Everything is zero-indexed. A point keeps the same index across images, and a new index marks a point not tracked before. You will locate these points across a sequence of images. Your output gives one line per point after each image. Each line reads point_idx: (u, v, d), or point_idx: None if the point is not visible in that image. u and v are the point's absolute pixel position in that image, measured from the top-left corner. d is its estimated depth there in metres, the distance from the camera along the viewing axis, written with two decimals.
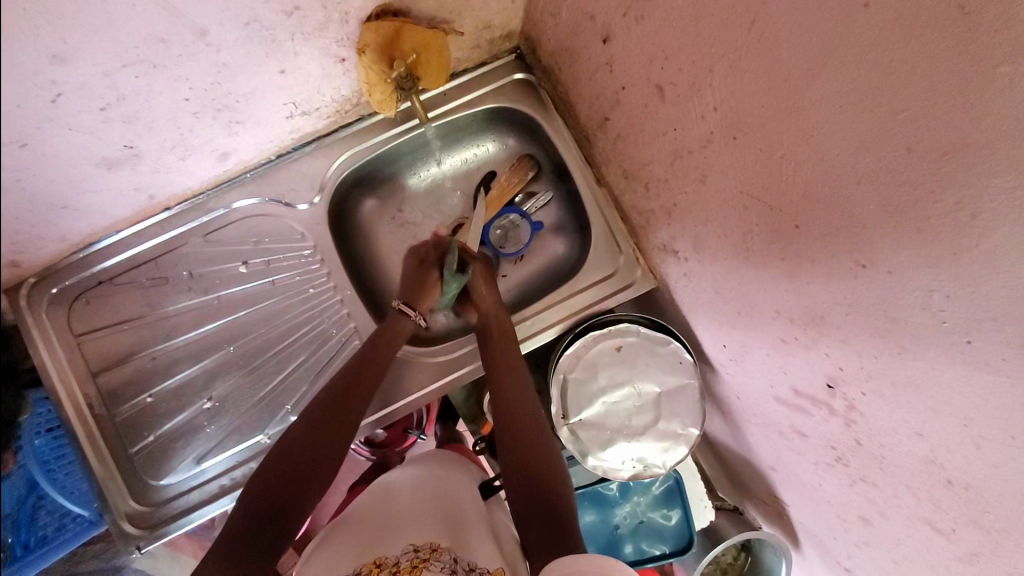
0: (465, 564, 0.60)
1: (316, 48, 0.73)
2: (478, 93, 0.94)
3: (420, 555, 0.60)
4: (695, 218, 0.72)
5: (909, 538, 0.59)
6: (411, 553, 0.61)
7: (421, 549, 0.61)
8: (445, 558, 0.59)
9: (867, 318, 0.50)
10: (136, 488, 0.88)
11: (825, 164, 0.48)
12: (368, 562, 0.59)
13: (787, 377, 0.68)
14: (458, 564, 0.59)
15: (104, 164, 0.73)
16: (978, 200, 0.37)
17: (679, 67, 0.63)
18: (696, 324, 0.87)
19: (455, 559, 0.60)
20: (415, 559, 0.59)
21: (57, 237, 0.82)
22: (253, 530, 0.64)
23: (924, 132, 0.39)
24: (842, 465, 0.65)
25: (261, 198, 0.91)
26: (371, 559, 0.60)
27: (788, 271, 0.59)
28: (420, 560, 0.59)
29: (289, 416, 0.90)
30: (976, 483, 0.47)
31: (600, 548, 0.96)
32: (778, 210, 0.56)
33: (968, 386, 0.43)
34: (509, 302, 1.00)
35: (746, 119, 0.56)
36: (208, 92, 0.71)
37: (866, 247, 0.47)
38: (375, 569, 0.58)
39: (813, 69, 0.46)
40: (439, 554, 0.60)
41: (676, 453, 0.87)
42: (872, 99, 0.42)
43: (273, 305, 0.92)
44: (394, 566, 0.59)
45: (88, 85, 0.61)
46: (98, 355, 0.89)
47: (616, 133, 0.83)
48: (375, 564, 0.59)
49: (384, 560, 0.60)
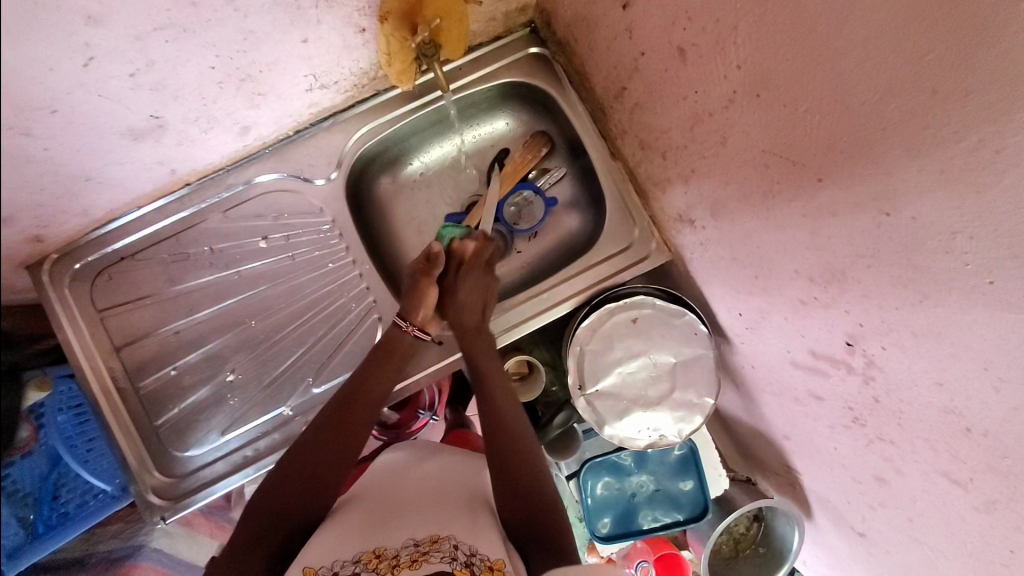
0: (466, 550, 0.61)
1: (338, 17, 0.74)
2: (493, 67, 0.94)
3: (420, 548, 0.61)
4: (713, 183, 0.73)
5: (927, 493, 0.60)
6: (411, 547, 0.62)
7: (421, 542, 0.62)
8: (445, 548, 0.61)
9: (890, 271, 0.51)
10: (161, 460, 0.89)
11: (851, 113, 0.49)
12: (368, 552, 0.62)
13: (804, 340, 0.69)
14: (459, 551, 0.61)
15: (130, 135, 0.74)
16: (1003, 136, 0.38)
17: (702, 27, 0.63)
18: (711, 295, 0.88)
19: (456, 546, 0.62)
20: (416, 552, 0.61)
21: (81, 211, 0.83)
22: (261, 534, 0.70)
23: (951, 72, 0.40)
24: (859, 425, 0.66)
25: (280, 173, 0.92)
26: (371, 549, 0.62)
27: (809, 230, 0.59)
28: (420, 553, 0.61)
29: (311, 388, 0.92)
30: (995, 429, 0.48)
31: (617, 516, 0.98)
32: (802, 166, 0.57)
33: (990, 328, 0.44)
34: (524, 278, 1.02)
35: (770, 74, 0.56)
36: (233, 61, 0.72)
37: (891, 194, 0.48)
38: (375, 560, 0.61)
39: (840, 18, 0.47)
40: (438, 545, 0.62)
41: (691, 422, 0.88)
42: (903, 40, 0.42)
43: (293, 280, 0.93)
44: (393, 559, 0.61)
45: (119, 50, 0.62)
46: (121, 329, 0.90)
47: (634, 102, 0.83)
48: (375, 555, 0.61)
49: (383, 552, 0.62)
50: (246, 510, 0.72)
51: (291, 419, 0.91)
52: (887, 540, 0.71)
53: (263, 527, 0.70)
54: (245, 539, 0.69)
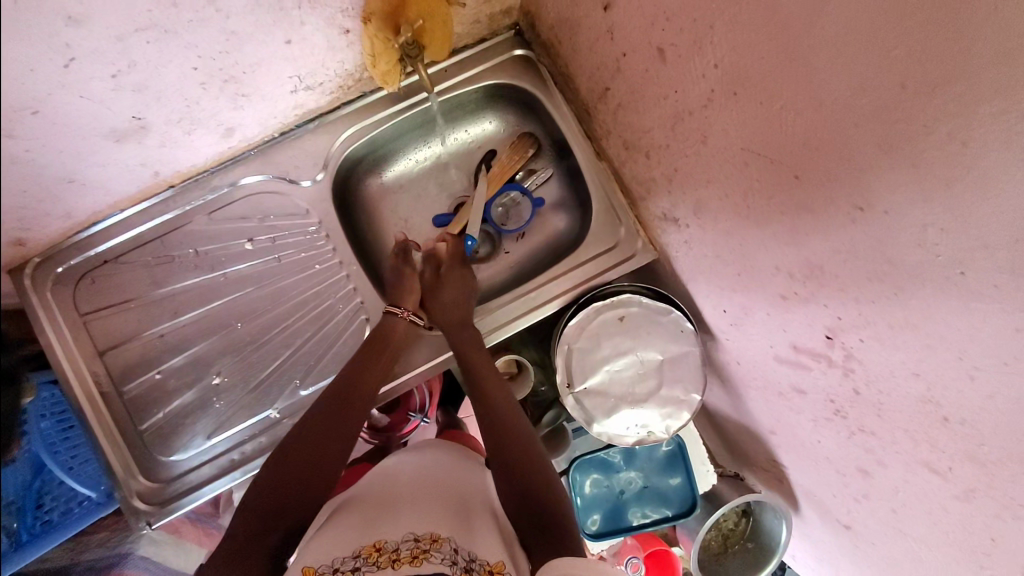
0: (466, 555, 0.60)
1: (322, 17, 0.74)
2: (479, 70, 0.95)
3: (421, 545, 0.60)
4: (695, 182, 0.75)
5: (908, 483, 0.61)
6: (411, 541, 0.61)
7: (421, 538, 0.61)
8: (445, 548, 0.60)
9: (866, 264, 0.53)
10: (146, 465, 0.88)
11: (824, 110, 0.50)
12: (368, 545, 0.60)
13: (787, 335, 0.71)
14: (458, 555, 0.59)
15: (113, 136, 0.73)
16: (968, 129, 0.40)
17: (680, 28, 0.64)
18: (696, 292, 0.89)
19: (456, 550, 0.60)
20: (416, 549, 0.59)
21: (63, 214, 0.82)
22: (256, 532, 0.66)
23: (916, 68, 0.41)
24: (841, 418, 0.67)
25: (266, 174, 0.91)
26: (372, 542, 0.60)
27: (788, 226, 0.61)
28: (420, 550, 0.59)
29: (299, 390, 0.91)
30: (971, 418, 0.49)
31: (606, 512, 0.98)
32: (780, 162, 0.58)
33: (963, 319, 0.46)
34: (512, 278, 1.02)
35: (747, 73, 0.58)
36: (217, 61, 0.72)
37: (865, 190, 0.49)
38: (375, 553, 0.59)
39: (810, 17, 0.48)
40: (439, 544, 0.60)
41: (678, 418, 0.89)
42: (869, 38, 0.44)
43: (280, 282, 0.93)
44: (394, 553, 0.59)
45: (100, 50, 0.62)
46: (104, 334, 0.89)
47: (617, 102, 0.85)
48: (375, 548, 0.59)
49: (384, 545, 0.60)
50: (237, 514, 0.69)
51: (279, 421, 0.90)
52: (872, 532, 0.72)
53: (258, 523, 0.67)
54: (241, 535, 0.66)
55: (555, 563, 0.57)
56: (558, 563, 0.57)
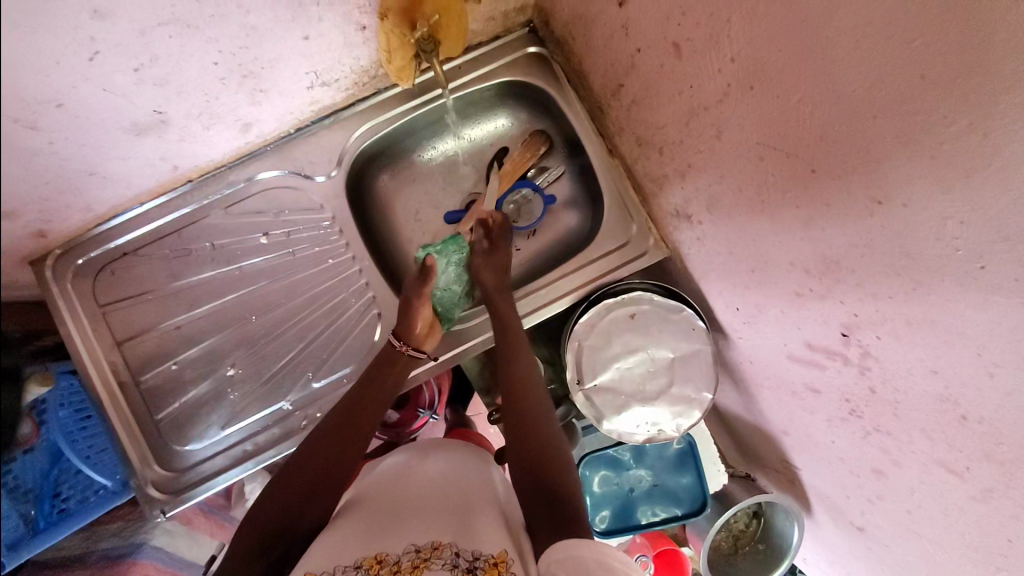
0: (468, 556, 0.59)
1: (339, 14, 0.75)
2: (492, 66, 0.96)
3: (422, 555, 0.60)
4: (709, 178, 0.74)
5: (924, 484, 0.60)
6: (413, 552, 0.60)
7: (422, 548, 0.61)
8: (446, 555, 0.59)
9: (883, 259, 0.52)
10: (162, 454, 0.90)
11: (842, 102, 0.50)
12: (369, 557, 0.60)
13: (801, 333, 0.70)
14: (460, 558, 0.59)
15: (134, 130, 0.75)
16: (990, 119, 0.39)
17: (697, 23, 0.64)
18: (709, 290, 0.89)
19: (457, 553, 0.60)
20: (417, 559, 0.59)
21: (85, 206, 0.83)
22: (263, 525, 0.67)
23: (937, 58, 0.41)
24: (857, 417, 0.66)
25: (282, 169, 0.93)
26: (372, 554, 0.60)
27: (804, 221, 0.60)
28: (422, 559, 0.59)
29: (311, 382, 0.93)
30: (990, 416, 0.48)
31: (615, 510, 0.98)
32: (796, 156, 0.58)
33: (984, 313, 0.45)
34: (523, 274, 1.02)
35: (763, 67, 0.58)
36: (235, 56, 0.73)
37: (882, 183, 0.49)
38: (376, 565, 0.59)
39: (829, 9, 0.48)
40: (439, 551, 0.60)
41: (689, 417, 0.88)
42: (889, 30, 0.44)
43: (294, 276, 0.94)
44: (395, 565, 0.59)
45: (124, 44, 0.63)
46: (123, 324, 0.91)
47: (631, 99, 0.85)
48: (375, 560, 0.59)
49: (385, 557, 0.60)
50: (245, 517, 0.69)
51: (291, 414, 0.91)
52: (886, 533, 0.71)
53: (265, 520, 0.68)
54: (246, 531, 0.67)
55: (556, 550, 0.58)
56: (559, 546, 0.58)
